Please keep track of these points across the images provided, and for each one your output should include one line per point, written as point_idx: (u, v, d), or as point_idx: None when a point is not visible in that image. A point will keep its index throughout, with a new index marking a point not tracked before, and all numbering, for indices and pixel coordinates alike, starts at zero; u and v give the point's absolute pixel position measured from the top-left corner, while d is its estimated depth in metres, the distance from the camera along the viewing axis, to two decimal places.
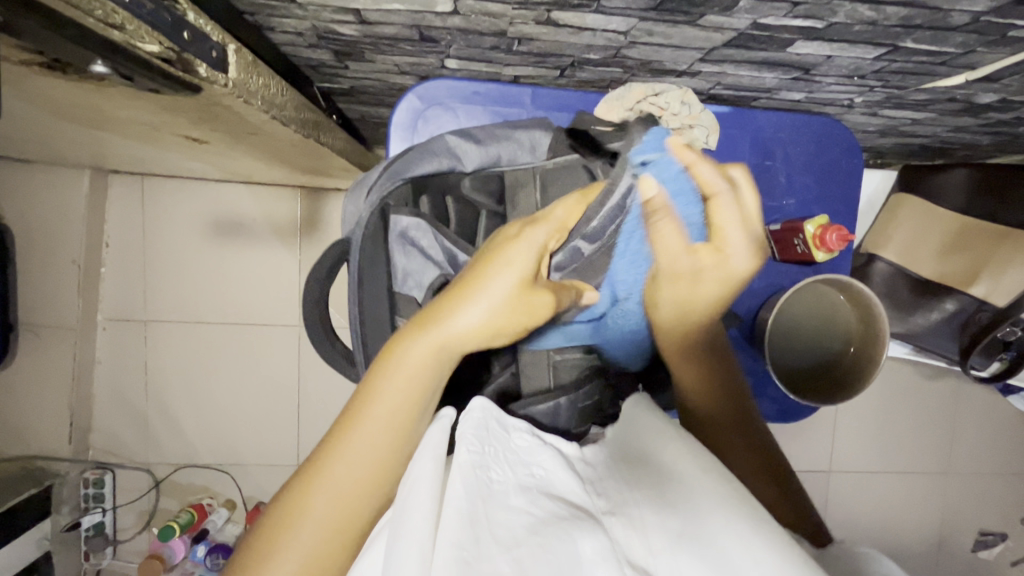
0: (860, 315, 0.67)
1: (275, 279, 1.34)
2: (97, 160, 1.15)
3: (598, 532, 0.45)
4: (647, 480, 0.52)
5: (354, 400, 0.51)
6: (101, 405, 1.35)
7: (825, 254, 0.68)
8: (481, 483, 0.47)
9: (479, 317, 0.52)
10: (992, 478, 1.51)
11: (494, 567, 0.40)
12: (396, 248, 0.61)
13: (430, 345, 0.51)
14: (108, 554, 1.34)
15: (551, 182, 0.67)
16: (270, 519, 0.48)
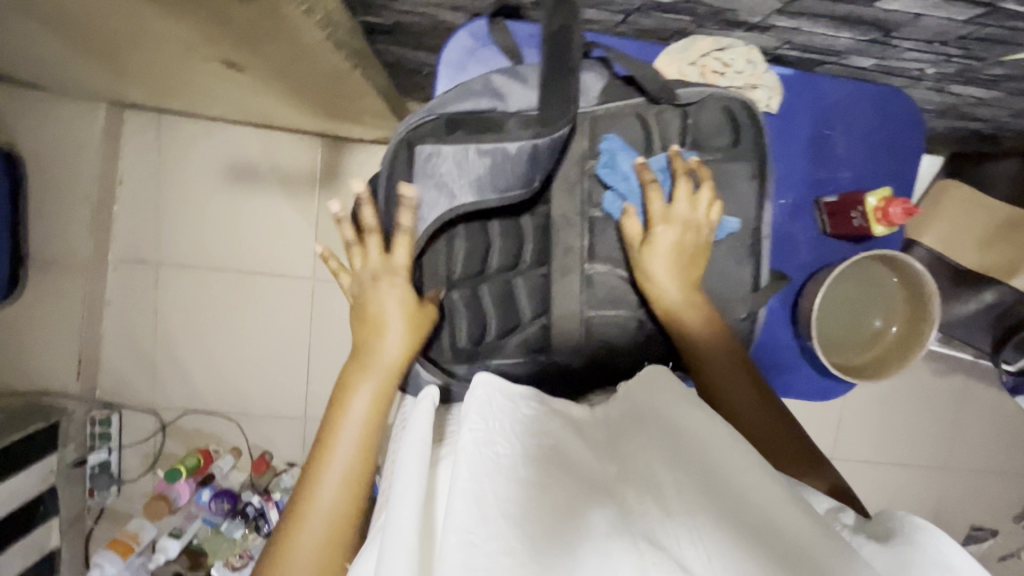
0: (911, 293, 0.69)
1: (291, 229, 1.31)
2: (116, 91, 1.11)
3: (606, 507, 0.45)
4: (655, 436, 0.50)
5: (317, 451, 0.59)
6: (110, 345, 1.33)
7: (884, 229, 0.66)
8: (487, 462, 0.44)
9: (406, 326, 0.61)
10: (992, 476, 1.52)
11: (503, 547, 0.39)
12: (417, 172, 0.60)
13: (375, 385, 0.60)
14: (113, 492, 1.34)
15: (600, 130, 0.66)
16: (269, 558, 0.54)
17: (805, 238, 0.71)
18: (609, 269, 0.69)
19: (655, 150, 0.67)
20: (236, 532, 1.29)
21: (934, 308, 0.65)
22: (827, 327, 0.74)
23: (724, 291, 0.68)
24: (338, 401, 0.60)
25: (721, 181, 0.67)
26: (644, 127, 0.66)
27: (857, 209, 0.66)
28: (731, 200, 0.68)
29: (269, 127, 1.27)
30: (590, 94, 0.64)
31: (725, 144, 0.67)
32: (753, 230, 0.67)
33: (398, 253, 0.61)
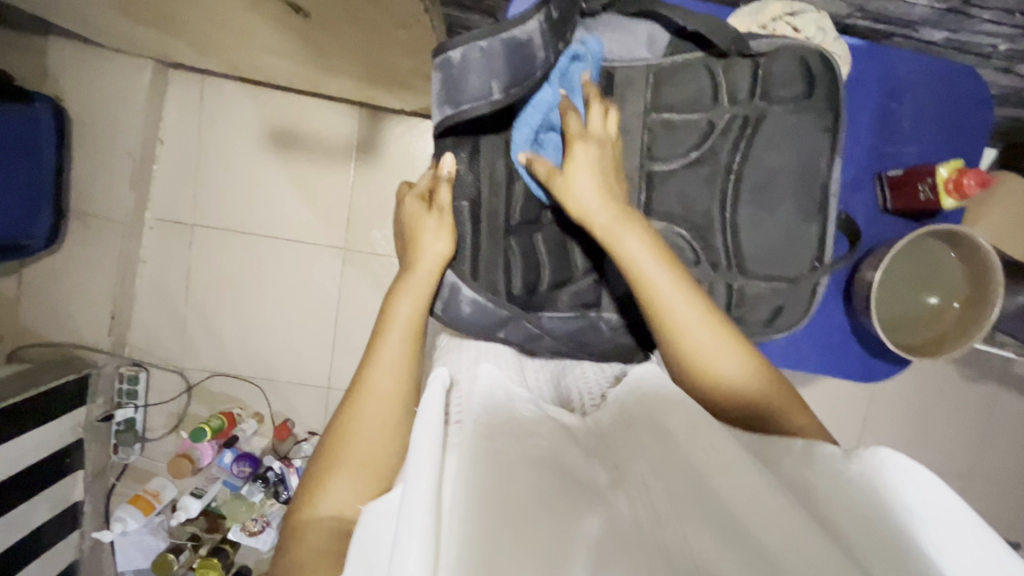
0: (973, 273, 0.74)
1: (324, 197, 1.31)
2: (166, 49, 1.12)
3: (601, 509, 0.42)
4: (649, 440, 0.47)
5: (362, 365, 0.63)
6: (142, 303, 1.35)
7: (955, 201, 0.69)
8: (488, 457, 0.44)
9: (444, 243, 0.65)
10: (1016, 488, 1.49)
11: (501, 543, 0.37)
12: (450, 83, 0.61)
13: (415, 294, 0.64)
14: (136, 450, 1.35)
15: (664, 79, 0.71)
16: (319, 461, 0.58)
17: (864, 214, 0.77)
18: (665, 226, 0.73)
19: (723, 102, 0.70)
20: (256, 496, 1.30)
21: (998, 286, 0.69)
22: (885, 304, 0.78)
23: (789, 246, 0.72)
24: (384, 309, 0.65)
25: (786, 134, 0.70)
26: (712, 78, 0.69)
27: (927, 181, 0.69)
28: (799, 157, 0.70)
29: (311, 94, 1.27)
30: (658, 45, 0.70)
31: (796, 95, 0.69)
32: (822, 186, 0.71)
33: (442, 194, 0.66)
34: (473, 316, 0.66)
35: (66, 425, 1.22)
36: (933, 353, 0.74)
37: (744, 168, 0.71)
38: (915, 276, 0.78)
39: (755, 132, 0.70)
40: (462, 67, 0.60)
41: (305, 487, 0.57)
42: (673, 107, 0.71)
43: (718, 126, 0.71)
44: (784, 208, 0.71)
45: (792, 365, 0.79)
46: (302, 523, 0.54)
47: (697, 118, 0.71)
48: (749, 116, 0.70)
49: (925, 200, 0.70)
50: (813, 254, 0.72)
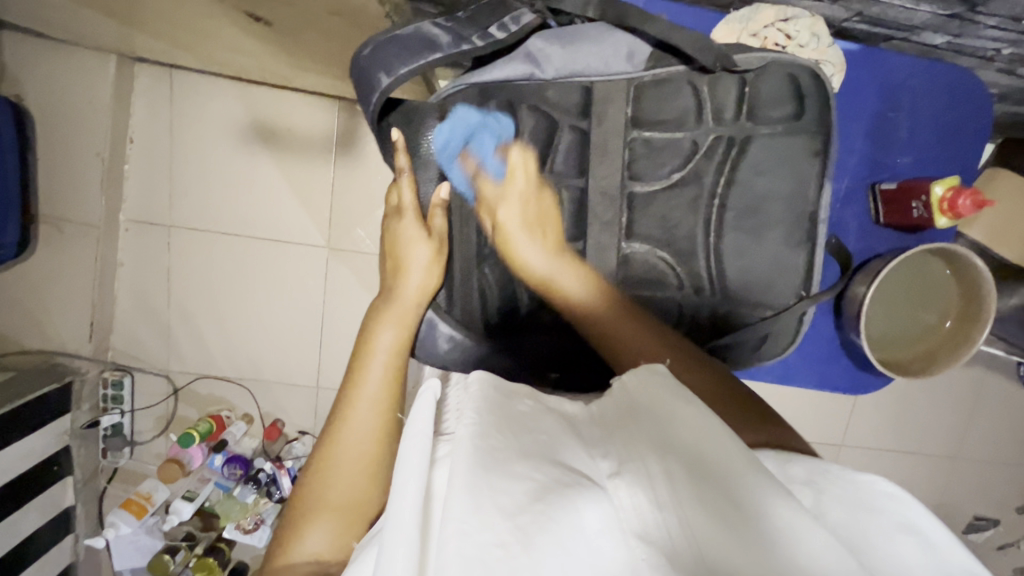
0: (966, 291, 0.73)
1: (305, 194, 1.27)
2: (128, 45, 1.07)
3: (600, 498, 0.40)
4: (648, 437, 0.45)
5: (343, 390, 0.61)
6: (123, 305, 1.32)
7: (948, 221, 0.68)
8: (483, 454, 0.41)
9: (433, 267, 0.66)
10: (998, 469, 1.51)
11: (495, 536, 0.35)
12: (374, 70, 0.59)
13: (398, 322, 0.63)
14: (126, 454, 1.35)
15: (644, 94, 0.69)
16: (299, 497, 0.56)
17: (856, 228, 0.76)
18: (646, 249, 0.73)
19: (707, 121, 0.69)
20: (248, 497, 1.30)
21: (991, 306, 0.69)
22: (875, 320, 0.77)
23: (776, 273, 0.72)
24: (364, 338, 0.63)
25: (772, 157, 0.70)
26: (696, 95, 0.68)
27: (921, 199, 0.69)
28: (789, 180, 0.70)
29: (286, 88, 1.22)
30: (639, 59, 0.67)
31: (787, 115, 0.68)
32: (810, 216, 0.71)
33: (436, 220, 0.67)
34: (451, 353, 0.69)
35: (52, 433, 1.21)
36: (924, 371, 0.74)
37: (728, 193, 0.71)
38: (909, 290, 0.78)
39: (742, 153, 0.70)
40: (364, 57, 0.61)
41: (284, 528, 0.55)
42: (657, 124, 0.70)
43: (702, 147, 0.70)
44: (771, 234, 0.72)
45: (779, 378, 0.80)
46: (280, 569, 0.52)
47: (687, 140, 0.70)
48: (734, 137, 0.69)
49: (919, 218, 0.70)
50: (799, 284, 0.73)
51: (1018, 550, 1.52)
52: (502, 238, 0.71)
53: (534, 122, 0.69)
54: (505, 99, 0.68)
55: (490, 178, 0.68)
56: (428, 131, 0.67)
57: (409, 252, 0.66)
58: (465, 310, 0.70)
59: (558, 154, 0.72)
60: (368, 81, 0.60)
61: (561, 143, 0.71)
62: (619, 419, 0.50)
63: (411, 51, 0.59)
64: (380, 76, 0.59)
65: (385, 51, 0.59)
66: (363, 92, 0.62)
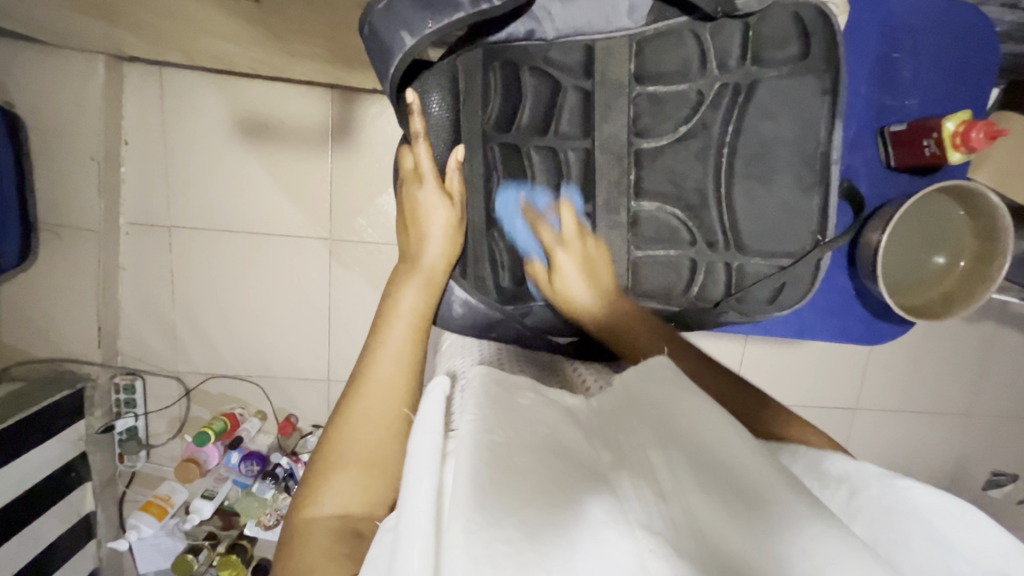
0: (980, 229, 0.73)
1: (303, 187, 1.26)
2: (115, 43, 1.05)
3: (608, 496, 0.40)
4: (648, 422, 0.47)
5: (365, 349, 0.60)
6: (128, 312, 1.31)
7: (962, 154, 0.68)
8: (485, 448, 0.41)
9: (451, 230, 0.66)
10: (1014, 423, 1.51)
11: (502, 534, 0.35)
12: (390, 31, 0.61)
13: (423, 287, 0.63)
14: (142, 457, 1.35)
15: (648, 47, 0.69)
16: (321, 453, 0.56)
17: (867, 173, 0.75)
18: (656, 206, 0.74)
19: (711, 69, 0.68)
20: (267, 492, 1.29)
21: (1008, 242, 0.68)
22: (889, 266, 0.77)
23: (787, 222, 0.71)
24: (387, 299, 0.63)
25: (780, 101, 0.68)
26: (699, 44, 0.68)
27: (932, 136, 0.68)
28: (797, 123, 0.69)
29: (278, 79, 1.20)
30: (640, 13, 0.68)
31: (792, 56, 0.67)
32: (822, 155, 0.68)
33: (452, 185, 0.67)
34: (463, 316, 0.72)
35: (66, 441, 1.22)
36: (945, 313, 0.73)
37: (737, 141, 0.70)
38: (921, 232, 0.78)
39: (748, 100, 0.69)
40: (378, 15, 0.61)
41: (302, 491, 0.54)
42: (658, 78, 0.70)
43: (707, 97, 0.70)
44: (781, 180, 0.71)
45: (795, 334, 0.80)
46: (303, 523, 0.51)
47: (687, 90, 0.70)
48: (740, 83, 0.68)
49: (931, 155, 0.69)
50: (813, 228, 0.71)
51: None
52: (507, 203, 0.73)
53: (536, 85, 0.71)
54: (508, 61, 0.69)
55: (494, 143, 0.72)
56: (435, 92, 0.67)
57: (426, 215, 0.65)
58: (478, 282, 0.73)
59: (563, 117, 0.72)
60: (384, 42, 0.62)
61: (566, 102, 0.71)
62: (619, 417, 0.49)
63: (433, 7, 0.59)
64: (405, 36, 0.60)
65: (406, 10, 0.60)
66: (378, 53, 0.63)
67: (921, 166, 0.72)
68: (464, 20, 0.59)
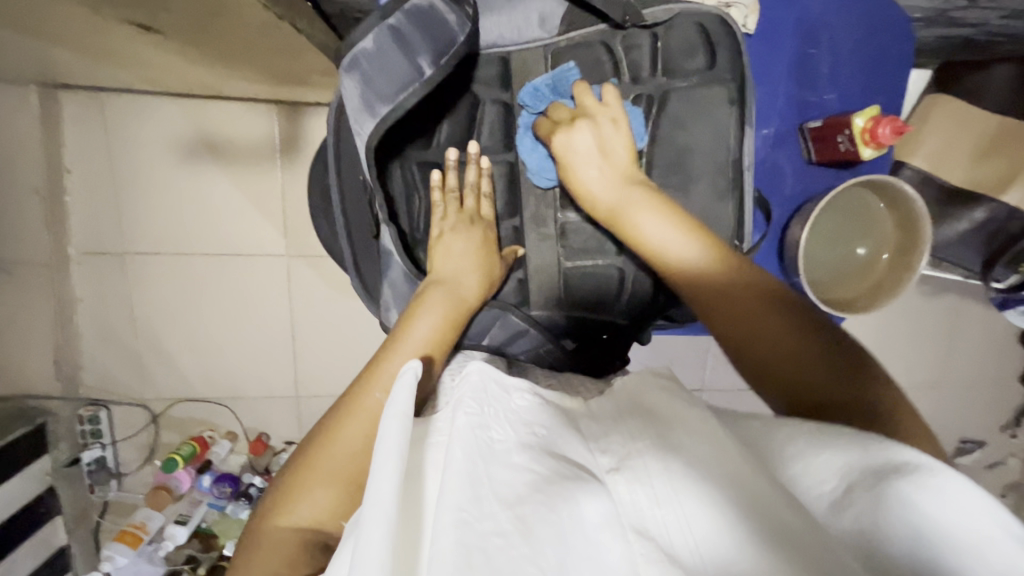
0: (901, 220, 0.77)
1: (255, 205, 1.25)
2: (44, 71, 1.03)
3: (601, 492, 0.42)
4: (649, 430, 0.49)
5: (383, 350, 0.63)
6: (87, 341, 1.30)
7: (872, 150, 0.73)
8: (481, 445, 0.43)
9: (467, 257, 0.72)
10: (980, 392, 1.54)
11: (496, 526, 0.37)
12: (388, 86, 0.65)
13: (444, 309, 0.66)
14: (114, 486, 1.34)
15: (564, 58, 0.76)
16: (300, 461, 0.56)
17: (792, 168, 0.79)
18: (581, 217, 0.80)
19: (624, 80, 0.75)
20: (243, 513, 1.30)
21: (926, 232, 0.72)
22: (807, 259, 0.82)
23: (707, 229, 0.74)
24: (413, 305, 0.67)
25: (687, 109, 0.73)
26: (612, 55, 0.75)
27: (845, 133, 0.73)
28: (707, 132, 0.73)
29: (221, 97, 1.18)
30: (551, 23, 0.75)
31: (700, 67, 0.72)
32: (734, 164, 0.73)
33: (485, 208, 0.77)
34: None
35: (32, 477, 1.20)
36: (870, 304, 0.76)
37: (652, 150, 0.75)
38: (848, 223, 0.82)
39: (661, 108, 0.75)
40: (370, 64, 0.65)
41: (270, 498, 0.56)
42: (577, 90, 0.76)
43: (623, 107, 0.76)
44: (699, 187, 0.74)
45: None
46: (270, 527, 0.53)
47: (597, 101, 0.75)
48: (653, 94, 0.75)
49: (845, 151, 0.74)
50: (732, 233, 0.74)
51: (1004, 465, 1.56)
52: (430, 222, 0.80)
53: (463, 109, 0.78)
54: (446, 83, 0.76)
55: (413, 161, 0.78)
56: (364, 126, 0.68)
57: (450, 242, 0.73)
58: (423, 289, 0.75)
59: (484, 129, 0.79)
60: (378, 94, 0.65)
61: (486, 115, 0.79)
62: (623, 415, 0.53)
63: (432, 51, 0.65)
64: (364, 122, 0.66)
65: (400, 63, 0.65)
66: (369, 99, 0.65)
67: (838, 161, 0.77)
68: (462, 51, 0.66)
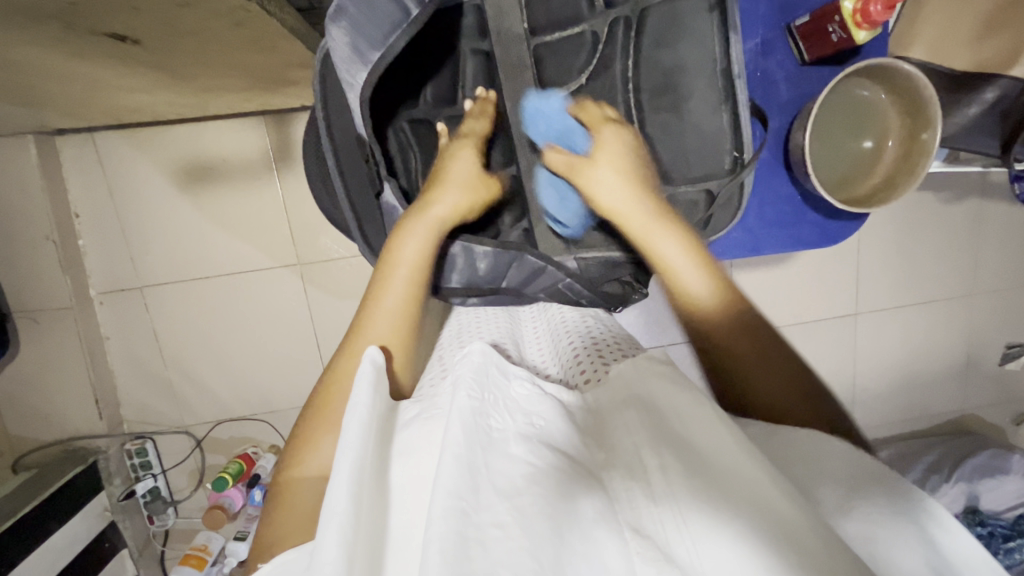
0: (907, 104, 0.80)
1: (258, 220, 1.26)
2: (37, 119, 1.06)
3: (599, 495, 0.45)
4: (636, 413, 0.52)
5: (377, 273, 0.65)
6: (123, 377, 1.33)
7: (865, 33, 0.73)
8: (481, 431, 0.46)
9: (466, 164, 0.74)
10: (1018, 292, 1.49)
11: (494, 517, 0.39)
12: (383, 28, 0.65)
13: (427, 228, 0.66)
14: (172, 513, 1.37)
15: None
16: (312, 414, 0.59)
17: (783, 74, 0.82)
18: None
19: (601, 9, 0.78)
20: None
21: (935, 112, 0.75)
22: (817, 164, 0.85)
23: (702, 146, 0.80)
24: (393, 236, 0.66)
25: (666, 26, 0.76)
26: None
27: (835, 20, 0.73)
28: (689, 46, 0.76)
29: (208, 116, 1.20)
30: None
31: None
32: (724, 72, 0.75)
33: (480, 126, 0.80)
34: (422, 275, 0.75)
35: (91, 515, 1.24)
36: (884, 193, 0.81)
37: (639, 75, 0.82)
38: (849, 113, 0.85)
39: (640, 28, 0.78)
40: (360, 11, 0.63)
41: (296, 443, 0.58)
42: (552, 29, 0.80)
43: (603, 35, 0.79)
44: (689, 104, 0.79)
45: (751, 251, 0.88)
46: (291, 476, 0.55)
47: (575, 32, 0.80)
48: (630, 15, 0.78)
49: (838, 40, 0.75)
50: (731, 145, 0.78)
51: None
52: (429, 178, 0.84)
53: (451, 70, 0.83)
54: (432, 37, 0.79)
55: (403, 120, 0.83)
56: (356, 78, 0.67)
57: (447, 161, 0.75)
58: None
59: (468, 79, 0.85)
60: (374, 38, 0.65)
61: (466, 67, 0.84)
62: (613, 405, 0.55)
63: None
64: (357, 73, 0.66)
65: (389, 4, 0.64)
66: (364, 49, 0.65)
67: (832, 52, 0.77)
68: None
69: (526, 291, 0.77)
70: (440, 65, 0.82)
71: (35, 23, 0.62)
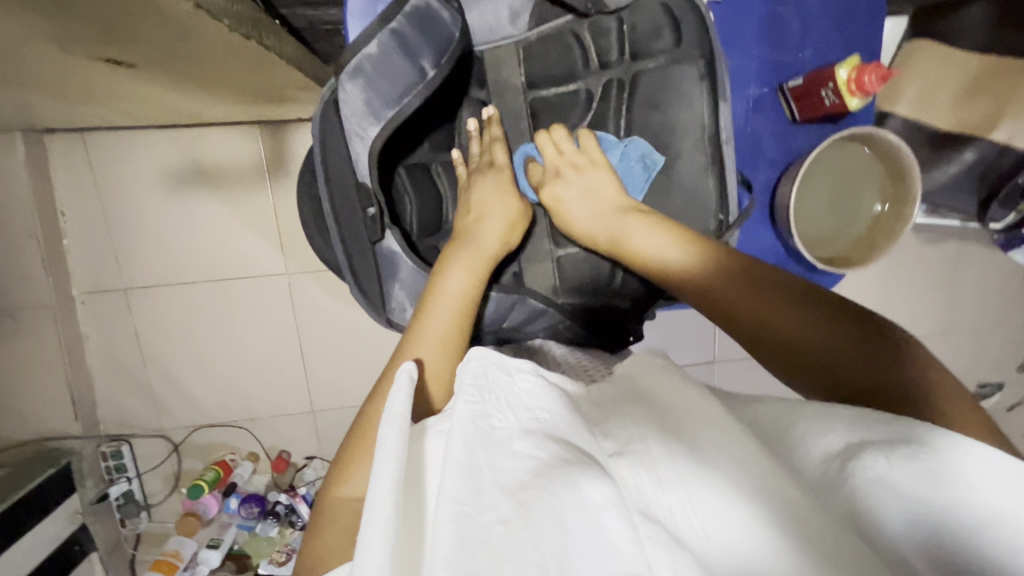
0: (891, 170, 0.82)
1: (248, 228, 1.25)
2: (26, 118, 1.05)
3: (604, 475, 0.42)
4: (644, 411, 0.49)
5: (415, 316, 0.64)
6: (102, 378, 1.32)
7: (859, 100, 0.76)
8: (482, 433, 0.43)
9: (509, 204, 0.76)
10: (993, 334, 1.52)
11: (497, 514, 0.37)
12: (396, 86, 0.67)
13: (467, 265, 0.67)
14: (144, 517, 1.36)
15: (532, 51, 0.81)
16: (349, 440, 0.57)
17: (773, 128, 0.84)
18: None
19: (596, 69, 0.81)
20: (272, 530, 1.30)
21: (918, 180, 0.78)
22: (806, 220, 0.86)
23: (689, 210, 0.79)
24: (433, 278, 0.66)
25: (658, 90, 0.77)
26: (581, 44, 0.79)
27: (830, 86, 0.76)
28: (679, 112, 0.76)
29: (202, 122, 1.19)
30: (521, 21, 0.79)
31: (665, 47, 0.75)
32: (714, 137, 0.75)
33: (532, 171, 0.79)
34: None
35: (61, 518, 1.23)
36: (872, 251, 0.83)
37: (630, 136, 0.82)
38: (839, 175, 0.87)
39: (631, 91, 0.80)
40: (374, 67, 0.65)
41: (333, 467, 0.56)
42: (549, 82, 0.83)
43: (596, 93, 0.82)
44: (680, 164, 0.78)
45: None
46: (334, 500, 0.53)
47: (569, 88, 0.82)
48: (623, 77, 0.80)
49: (832, 104, 0.78)
50: (716, 210, 0.77)
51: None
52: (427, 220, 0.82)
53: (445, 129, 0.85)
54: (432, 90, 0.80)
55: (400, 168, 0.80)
56: (365, 132, 0.68)
57: (486, 200, 0.75)
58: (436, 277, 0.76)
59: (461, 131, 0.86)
60: (385, 94, 0.67)
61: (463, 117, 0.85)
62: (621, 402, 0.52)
63: (434, 49, 0.68)
64: (367, 126, 0.68)
65: (402, 62, 0.66)
66: (373, 102, 0.66)
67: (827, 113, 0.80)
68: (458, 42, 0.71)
69: (527, 329, 0.81)
70: (436, 116, 0.83)
71: (32, 41, 0.63)
